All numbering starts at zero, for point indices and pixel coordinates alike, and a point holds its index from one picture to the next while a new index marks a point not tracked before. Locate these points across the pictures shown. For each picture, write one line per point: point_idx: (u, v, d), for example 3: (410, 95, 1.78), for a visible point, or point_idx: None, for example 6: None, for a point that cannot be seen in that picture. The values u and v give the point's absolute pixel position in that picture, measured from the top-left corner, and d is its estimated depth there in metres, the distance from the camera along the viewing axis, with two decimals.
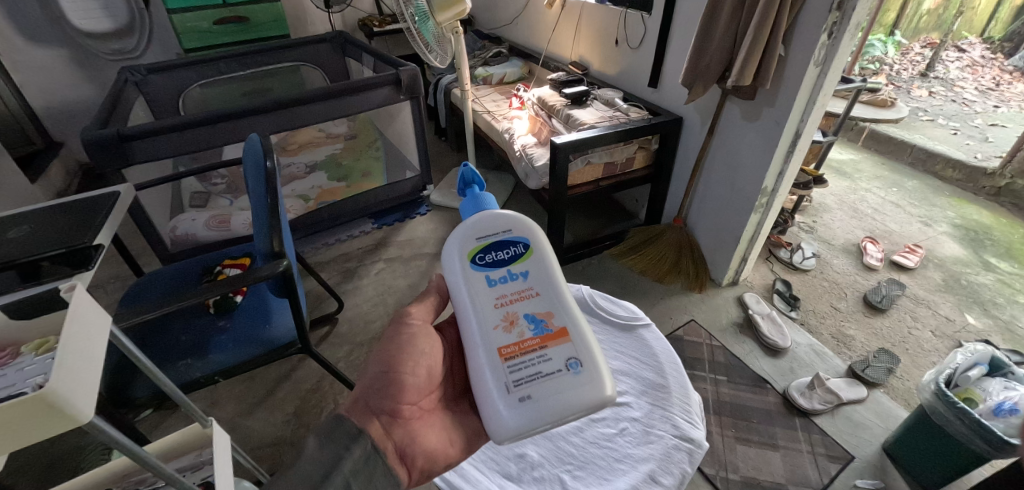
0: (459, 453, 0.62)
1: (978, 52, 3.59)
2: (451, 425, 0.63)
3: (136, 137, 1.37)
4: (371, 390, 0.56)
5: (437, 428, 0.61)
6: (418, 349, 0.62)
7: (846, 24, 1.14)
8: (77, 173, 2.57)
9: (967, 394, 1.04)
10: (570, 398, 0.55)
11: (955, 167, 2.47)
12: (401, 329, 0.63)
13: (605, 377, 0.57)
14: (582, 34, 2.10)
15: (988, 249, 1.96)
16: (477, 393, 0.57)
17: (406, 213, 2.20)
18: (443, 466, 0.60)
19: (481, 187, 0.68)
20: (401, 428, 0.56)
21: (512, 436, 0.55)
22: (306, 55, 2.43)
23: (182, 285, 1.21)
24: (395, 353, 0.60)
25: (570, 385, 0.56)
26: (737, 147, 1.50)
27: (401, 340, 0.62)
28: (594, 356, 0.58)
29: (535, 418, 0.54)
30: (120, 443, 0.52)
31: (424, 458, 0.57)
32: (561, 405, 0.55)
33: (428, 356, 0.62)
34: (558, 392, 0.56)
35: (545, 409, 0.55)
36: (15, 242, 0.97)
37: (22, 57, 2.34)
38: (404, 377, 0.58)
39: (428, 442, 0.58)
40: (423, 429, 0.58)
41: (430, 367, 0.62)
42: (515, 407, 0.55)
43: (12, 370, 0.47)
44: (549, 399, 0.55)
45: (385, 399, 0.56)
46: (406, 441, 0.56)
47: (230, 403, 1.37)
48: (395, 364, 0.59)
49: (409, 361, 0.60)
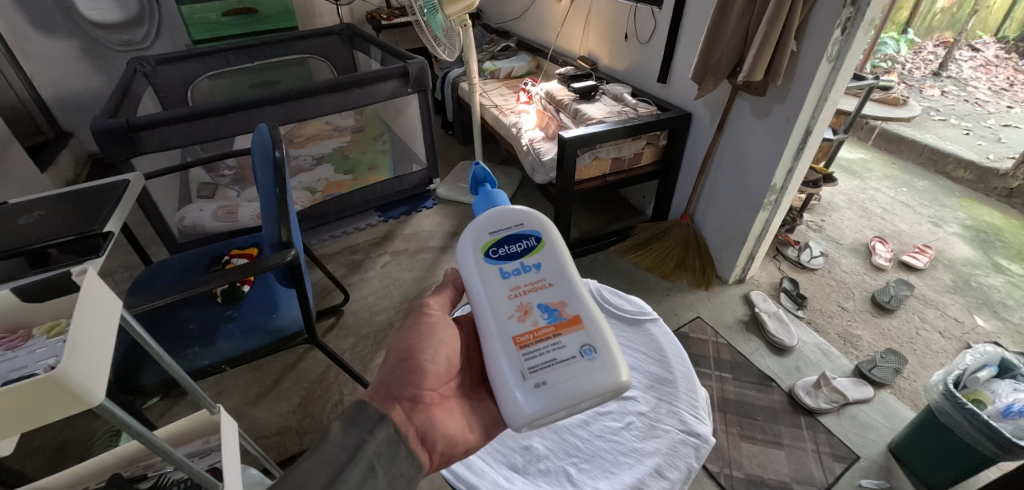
0: (477, 439, 0.61)
1: (991, 52, 3.55)
2: (469, 411, 0.63)
3: (145, 127, 1.37)
4: (392, 377, 0.57)
5: (456, 414, 0.61)
6: (438, 338, 0.62)
7: (859, 20, 1.13)
8: (86, 163, 2.59)
9: (976, 395, 1.03)
10: (585, 383, 0.55)
11: (966, 167, 2.44)
12: (420, 318, 0.63)
13: (620, 362, 0.57)
14: (591, 28, 2.09)
15: (998, 251, 1.94)
16: (494, 381, 0.57)
17: (412, 207, 2.20)
18: (462, 451, 0.60)
19: (492, 186, 0.68)
20: (423, 413, 0.56)
21: (529, 421, 0.54)
22: (314, 47, 2.43)
23: (191, 273, 1.22)
24: (415, 342, 0.61)
25: (585, 371, 0.56)
26: (746, 144, 1.49)
27: (420, 328, 0.62)
28: (608, 342, 0.58)
29: (551, 403, 0.54)
30: (130, 426, 0.52)
31: (443, 442, 0.57)
32: (577, 390, 0.55)
33: (446, 345, 0.62)
34: (573, 377, 0.55)
35: (561, 394, 0.54)
36: (25, 230, 0.97)
37: (32, 47, 2.36)
38: (424, 364, 0.59)
39: (449, 427, 0.58)
40: (443, 415, 0.58)
41: (449, 356, 0.62)
42: (531, 392, 0.54)
43: (23, 352, 0.48)
44: (565, 385, 0.55)
45: (407, 385, 0.56)
46: (427, 425, 0.55)
47: (236, 392, 1.38)
48: (414, 353, 0.59)
49: (428, 349, 0.60)
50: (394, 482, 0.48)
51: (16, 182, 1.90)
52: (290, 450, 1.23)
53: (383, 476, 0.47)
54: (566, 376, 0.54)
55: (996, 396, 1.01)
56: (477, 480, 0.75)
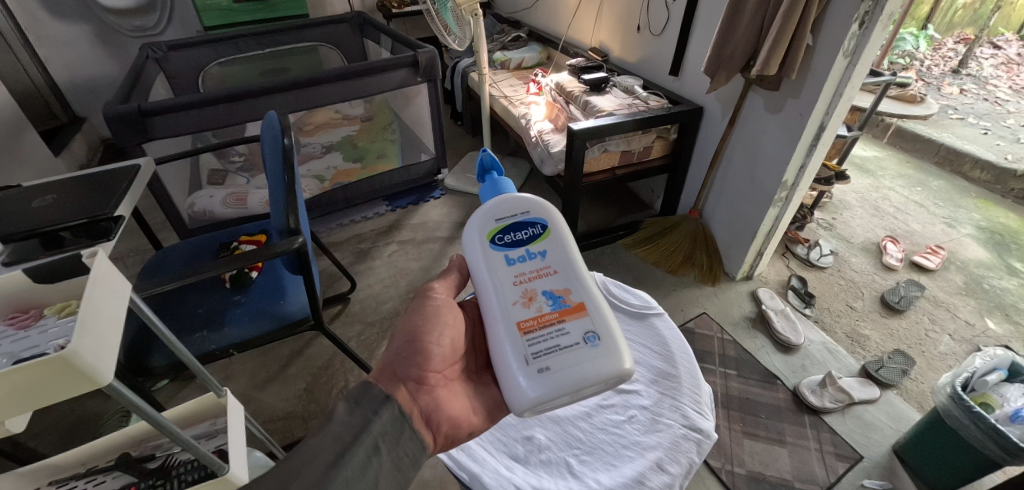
0: (480, 422, 0.62)
1: (1014, 50, 3.47)
2: (473, 395, 0.64)
3: (156, 113, 1.38)
4: (397, 358, 0.57)
5: (460, 397, 0.61)
6: (443, 320, 0.63)
7: (878, 13, 1.10)
8: (99, 148, 2.63)
9: (984, 399, 1.02)
10: (588, 368, 0.55)
11: (982, 167, 2.40)
12: (425, 302, 0.64)
13: (624, 350, 0.57)
14: (603, 20, 2.06)
15: (1013, 254, 1.90)
16: (499, 367, 0.57)
17: (419, 196, 2.21)
18: (466, 433, 0.60)
19: (499, 173, 0.67)
20: (427, 394, 0.57)
21: (532, 406, 0.54)
22: (325, 35, 2.44)
23: (201, 257, 1.24)
24: (421, 323, 0.62)
25: (589, 357, 0.56)
26: (759, 138, 1.46)
27: (425, 311, 0.63)
28: (613, 329, 0.58)
29: (554, 389, 0.54)
30: (137, 406, 0.52)
31: (448, 423, 0.57)
32: (580, 376, 0.55)
33: (451, 327, 0.63)
34: (577, 364, 0.55)
35: (564, 380, 0.54)
36: (38, 213, 0.99)
37: (46, 32, 2.38)
38: (429, 346, 0.59)
39: (453, 409, 0.58)
40: (448, 396, 0.59)
41: (454, 338, 0.63)
42: (534, 378, 0.54)
43: (36, 332, 0.49)
44: (568, 371, 0.55)
45: (412, 366, 0.57)
46: (432, 406, 0.56)
47: (244, 376, 1.40)
48: (420, 335, 0.60)
49: (433, 331, 0.61)
50: (397, 462, 0.48)
51: (30, 165, 1.92)
52: (295, 435, 1.25)
53: (387, 455, 0.47)
54: (570, 362, 0.55)
55: (1005, 400, 1.00)
56: (480, 469, 0.74)
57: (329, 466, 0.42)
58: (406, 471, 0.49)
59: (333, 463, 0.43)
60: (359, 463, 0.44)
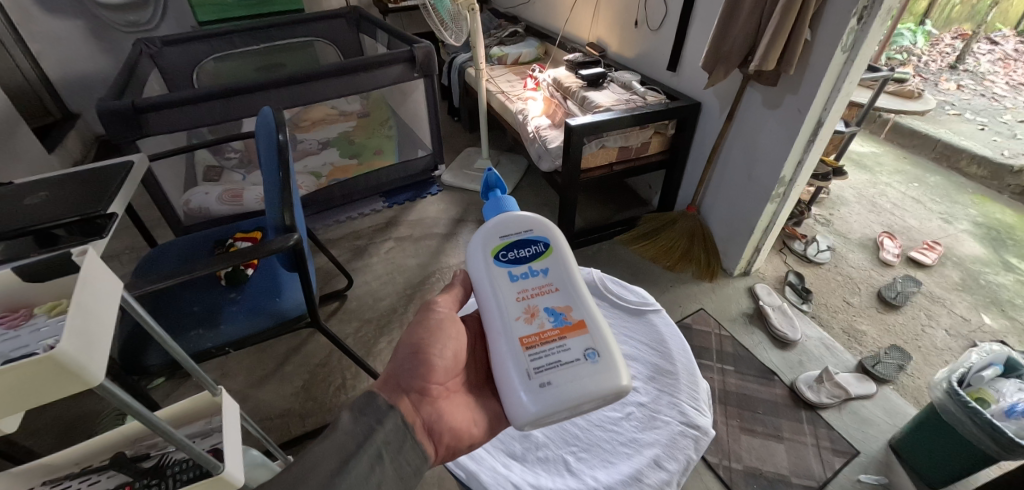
0: (480, 434, 0.61)
1: (1010, 46, 3.47)
2: (474, 407, 0.63)
3: (150, 109, 1.36)
4: (401, 369, 0.57)
5: (462, 408, 0.61)
6: (446, 333, 0.63)
7: (877, 8, 1.09)
8: (92, 145, 2.61)
9: (980, 394, 1.02)
10: (588, 384, 0.55)
11: (979, 163, 2.40)
12: (429, 314, 0.64)
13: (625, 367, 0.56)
14: (602, 14, 2.04)
15: (1009, 249, 1.91)
16: (500, 381, 0.56)
17: (417, 192, 2.20)
18: (467, 446, 0.59)
19: (503, 191, 0.68)
20: (429, 405, 0.56)
21: (532, 421, 0.54)
22: (320, 30, 2.42)
23: (196, 255, 1.23)
24: (424, 336, 0.61)
25: (589, 373, 0.55)
26: (757, 136, 1.46)
27: (428, 323, 0.63)
28: (614, 347, 0.58)
29: (554, 404, 0.54)
30: (129, 405, 0.52)
31: (449, 435, 0.57)
32: (581, 391, 0.54)
33: (454, 340, 0.63)
34: (578, 379, 0.55)
35: (565, 395, 0.54)
36: (31, 209, 0.98)
37: (38, 26, 2.35)
38: (432, 358, 0.59)
39: (455, 422, 0.58)
40: (450, 408, 0.58)
41: (456, 351, 0.63)
42: (534, 393, 0.54)
43: (26, 331, 0.48)
44: (569, 386, 0.54)
45: (415, 378, 0.56)
46: (434, 417, 0.55)
47: (240, 374, 1.39)
48: (423, 347, 0.60)
49: (436, 343, 0.61)
50: (401, 471, 0.48)
51: (24, 161, 1.91)
52: (292, 432, 1.25)
53: (390, 464, 0.47)
54: (571, 377, 0.54)
55: (1001, 395, 1.00)
56: (477, 467, 0.73)
57: (332, 474, 0.42)
58: (409, 479, 0.48)
59: (337, 470, 0.42)
60: (362, 470, 0.44)
